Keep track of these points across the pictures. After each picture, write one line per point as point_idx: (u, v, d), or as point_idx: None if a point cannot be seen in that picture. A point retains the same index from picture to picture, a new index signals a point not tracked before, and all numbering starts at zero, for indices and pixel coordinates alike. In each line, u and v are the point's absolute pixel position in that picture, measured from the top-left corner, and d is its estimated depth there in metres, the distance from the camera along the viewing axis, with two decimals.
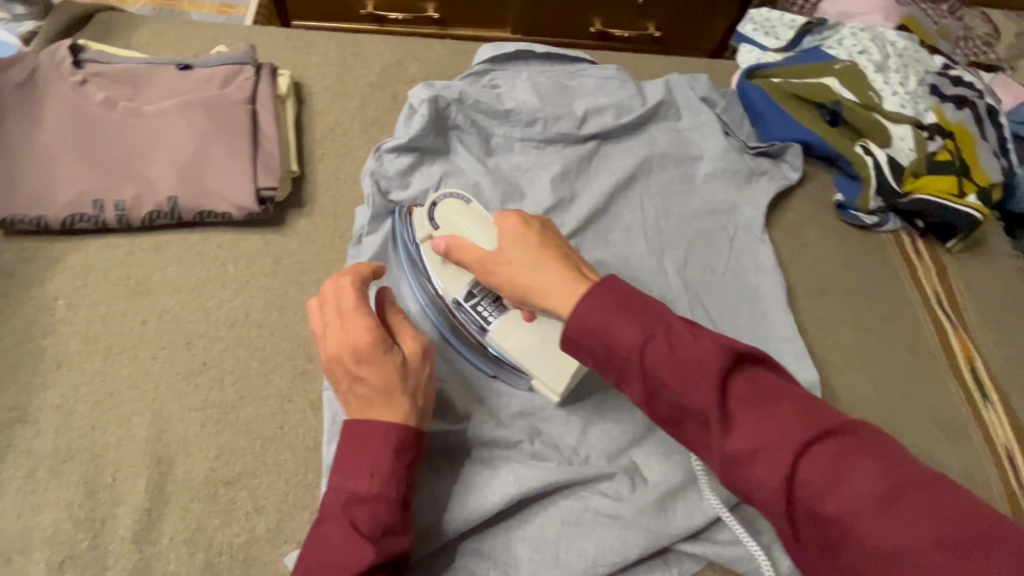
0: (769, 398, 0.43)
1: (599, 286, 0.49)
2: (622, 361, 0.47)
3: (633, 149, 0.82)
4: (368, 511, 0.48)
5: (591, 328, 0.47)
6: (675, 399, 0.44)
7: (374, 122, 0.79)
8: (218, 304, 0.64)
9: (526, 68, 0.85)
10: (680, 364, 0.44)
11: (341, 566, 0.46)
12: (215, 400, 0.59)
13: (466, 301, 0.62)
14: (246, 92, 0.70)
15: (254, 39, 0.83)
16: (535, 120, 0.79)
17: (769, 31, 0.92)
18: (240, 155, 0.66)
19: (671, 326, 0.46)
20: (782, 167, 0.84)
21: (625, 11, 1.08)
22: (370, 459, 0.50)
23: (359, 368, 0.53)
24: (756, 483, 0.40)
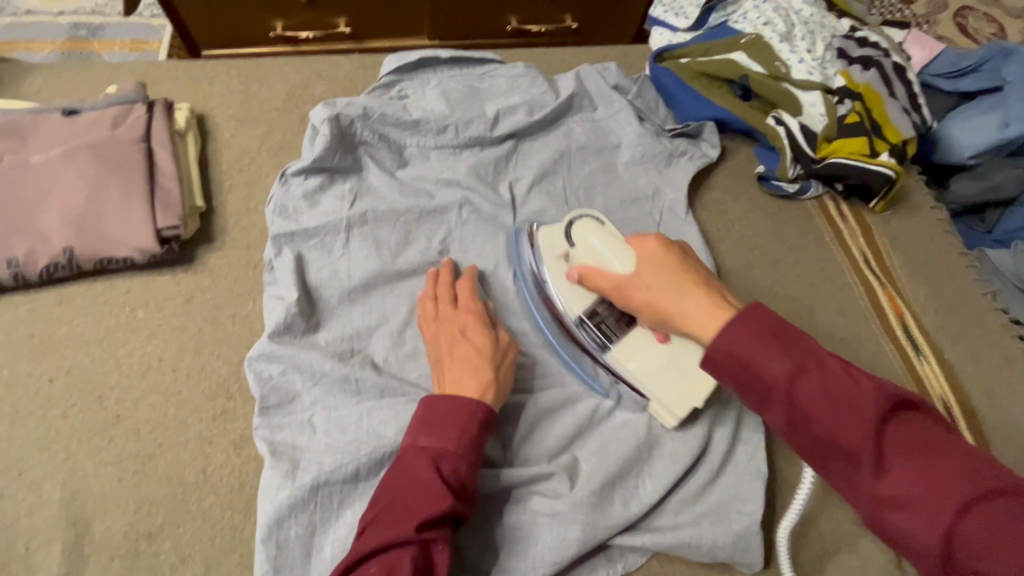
0: (926, 447, 0.41)
1: (745, 316, 0.48)
2: (766, 391, 0.46)
3: (551, 143, 0.81)
4: (451, 467, 0.52)
5: (735, 358, 0.47)
6: (823, 435, 0.44)
7: (282, 146, 0.77)
8: (128, 352, 0.62)
9: (435, 75, 0.84)
10: (832, 401, 0.44)
11: (421, 509, 0.49)
12: (130, 451, 0.57)
13: (589, 319, 0.64)
14: (138, 131, 0.68)
15: (152, 76, 0.81)
16: (446, 126, 0.78)
17: (679, 12, 0.92)
18: (136, 196, 0.64)
19: (822, 362, 0.45)
20: (701, 146, 0.83)
21: (539, 6, 1.07)
22: (460, 423, 0.54)
23: (467, 331, 0.61)
24: (906, 528, 0.40)
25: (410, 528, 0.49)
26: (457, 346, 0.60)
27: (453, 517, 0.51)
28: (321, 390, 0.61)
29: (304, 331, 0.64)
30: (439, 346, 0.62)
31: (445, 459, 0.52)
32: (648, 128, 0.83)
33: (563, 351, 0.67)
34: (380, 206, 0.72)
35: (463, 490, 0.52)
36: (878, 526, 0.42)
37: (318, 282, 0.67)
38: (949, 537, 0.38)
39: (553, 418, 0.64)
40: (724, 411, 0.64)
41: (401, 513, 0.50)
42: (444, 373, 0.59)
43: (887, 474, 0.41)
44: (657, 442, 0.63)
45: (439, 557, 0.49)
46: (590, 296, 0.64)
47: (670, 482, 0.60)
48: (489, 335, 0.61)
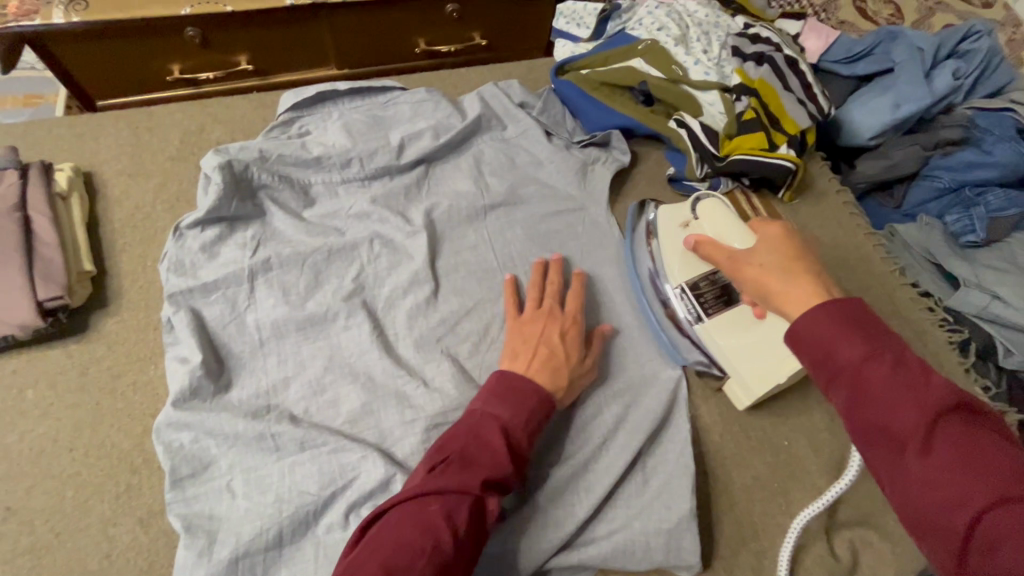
0: (993, 449, 0.36)
1: (835, 302, 0.45)
2: (833, 372, 0.42)
3: (464, 166, 0.81)
4: (515, 439, 0.55)
5: (811, 337, 0.44)
6: (874, 418, 0.40)
7: (180, 197, 0.74)
8: (17, 437, 0.58)
9: (337, 108, 0.82)
10: (896, 386, 0.39)
11: (484, 467, 0.52)
12: (25, 545, 0.54)
13: (690, 289, 0.68)
14: (12, 199, 0.64)
15: (33, 136, 0.77)
16: (350, 160, 0.76)
17: (580, 23, 0.93)
18: (11, 269, 0.60)
19: (905, 353, 0.41)
20: (612, 153, 0.84)
21: (445, 27, 1.07)
22: (532, 402, 0.57)
23: (562, 332, 0.64)
24: (938, 520, 0.36)
25: (475, 482, 0.51)
26: (551, 343, 0.63)
27: (506, 484, 0.53)
28: (237, 452, 0.58)
29: (214, 392, 0.61)
30: (533, 332, 0.64)
31: (512, 430, 0.55)
32: (557, 141, 0.84)
33: (655, 319, 0.70)
34: (287, 251, 0.69)
35: (520, 462, 0.54)
36: (904, 514, 0.38)
37: (224, 338, 0.65)
38: (980, 530, 0.34)
39: None
40: (651, 420, 0.63)
41: (467, 466, 0.52)
42: (523, 354, 0.62)
43: (931, 463, 0.37)
44: (592, 456, 0.62)
45: (488, 517, 0.51)
46: (697, 269, 0.68)
47: (602, 495, 0.59)
48: (576, 341, 0.64)
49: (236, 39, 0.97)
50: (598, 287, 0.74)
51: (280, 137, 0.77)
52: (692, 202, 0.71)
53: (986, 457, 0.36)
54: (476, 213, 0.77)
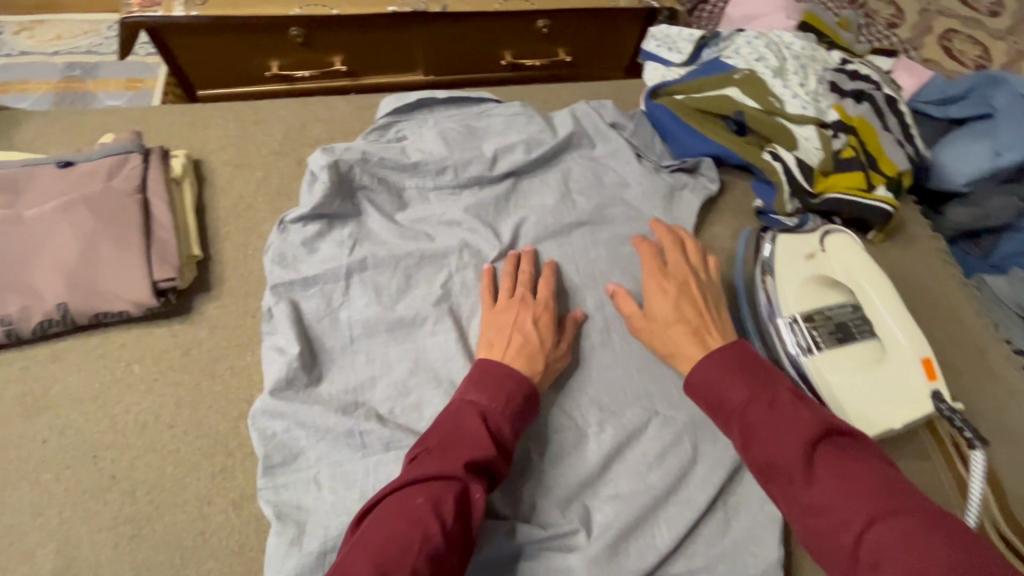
0: (863, 475, 0.47)
1: (719, 350, 0.58)
2: (724, 411, 0.55)
3: (550, 181, 0.81)
4: (496, 423, 0.56)
5: (703, 382, 0.57)
6: (765, 452, 0.50)
7: (280, 191, 0.77)
8: (124, 410, 0.61)
9: (433, 116, 0.84)
10: (775, 422, 0.51)
11: (467, 451, 0.53)
12: (127, 514, 0.56)
13: (803, 321, 0.67)
14: (134, 182, 0.67)
15: (149, 121, 0.81)
16: (445, 168, 0.78)
17: (672, 47, 0.93)
18: (131, 248, 0.63)
19: (777, 391, 0.53)
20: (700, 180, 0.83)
21: (533, 42, 1.08)
22: (510, 386, 0.59)
23: (534, 319, 0.66)
24: (832, 540, 0.46)
25: (457, 467, 0.51)
26: (523, 330, 0.65)
27: (489, 468, 0.54)
28: (326, 446, 0.60)
29: (306, 384, 0.63)
30: (503, 320, 0.66)
31: (491, 415, 0.56)
32: (646, 163, 0.83)
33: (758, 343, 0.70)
34: (381, 252, 0.71)
35: (502, 447, 0.55)
36: (808, 538, 0.47)
37: (318, 331, 0.67)
38: (866, 546, 0.44)
39: (564, 465, 0.62)
40: (733, 456, 0.62)
41: (448, 453, 0.52)
42: (499, 342, 0.64)
43: (815, 489, 0.47)
44: (673, 486, 0.61)
45: (477, 505, 0.51)
46: (809, 301, 0.68)
47: (684, 527, 0.59)
48: (549, 329, 0.66)
49: (335, 41, 1.00)
50: None
51: (377, 140, 0.80)
52: (820, 236, 0.72)
53: (859, 483, 0.46)
54: (562, 229, 0.78)
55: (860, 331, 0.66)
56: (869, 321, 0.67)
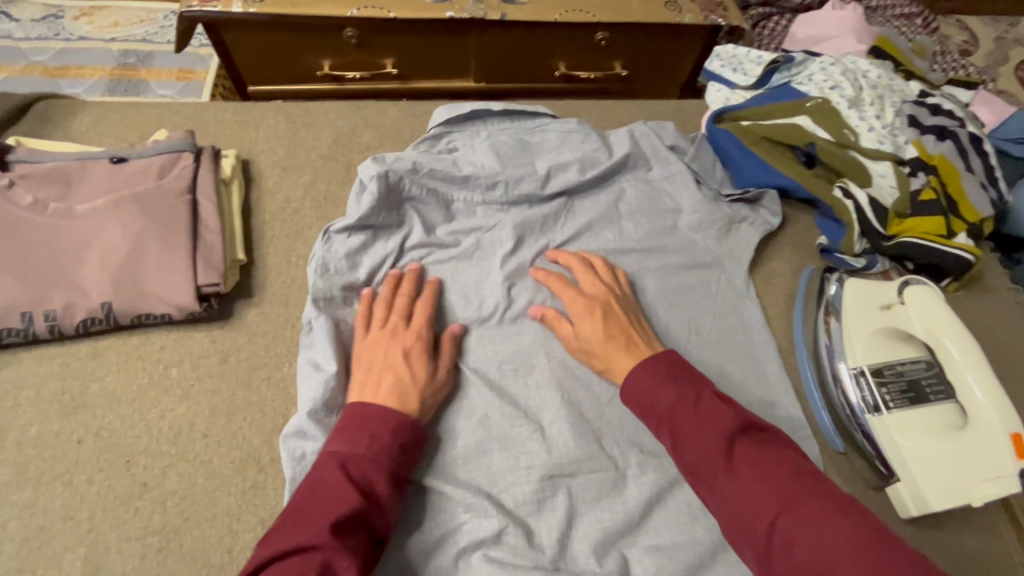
0: (775, 466, 0.50)
1: (650, 358, 0.60)
2: (656, 415, 0.57)
3: (603, 203, 0.78)
4: (359, 470, 0.52)
5: (636, 388, 0.59)
6: (690, 449, 0.53)
7: (326, 197, 0.75)
8: (160, 415, 0.60)
9: (486, 128, 0.82)
10: (700, 421, 0.53)
11: (328, 510, 0.48)
12: (156, 525, 0.55)
13: (870, 375, 0.64)
14: (184, 181, 0.66)
15: (201, 117, 0.80)
16: (496, 183, 0.75)
17: (738, 68, 0.89)
18: (177, 250, 0.62)
19: (701, 394, 0.56)
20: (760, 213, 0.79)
21: (590, 54, 1.05)
22: (374, 427, 0.55)
23: (406, 351, 0.61)
24: (749, 527, 0.48)
25: (317, 531, 0.47)
26: (393, 364, 0.60)
27: (360, 518, 0.49)
28: None
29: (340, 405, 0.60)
30: (372, 356, 0.61)
31: (353, 463, 0.52)
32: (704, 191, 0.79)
33: (818, 392, 0.67)
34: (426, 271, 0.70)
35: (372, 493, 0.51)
36: (730, 530, 0.50)
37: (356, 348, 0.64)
38: (778, 529, 0.46)
39: (604, 508, 0.59)
40: None
41: (306, 520, 0.48)
42: (368, 384, 0.59)
43: (734, 480, 0.50)
44: (719, 543, 0.58)
45: (345, 568, 0.46)
46: (878, 354, 0.64)
47: None
48: (419, 357, 0.61)
49: (389, 43, 0.98)
50: (738, 356, 0.69)
51: (426, 151, 0.78)
52: (898, 284, 0.66)
53: (772, 472, 0.49)
54: (613, 255, 0.74)
55: (932, 393, 0.62)
56: (944, 381, 0.62)
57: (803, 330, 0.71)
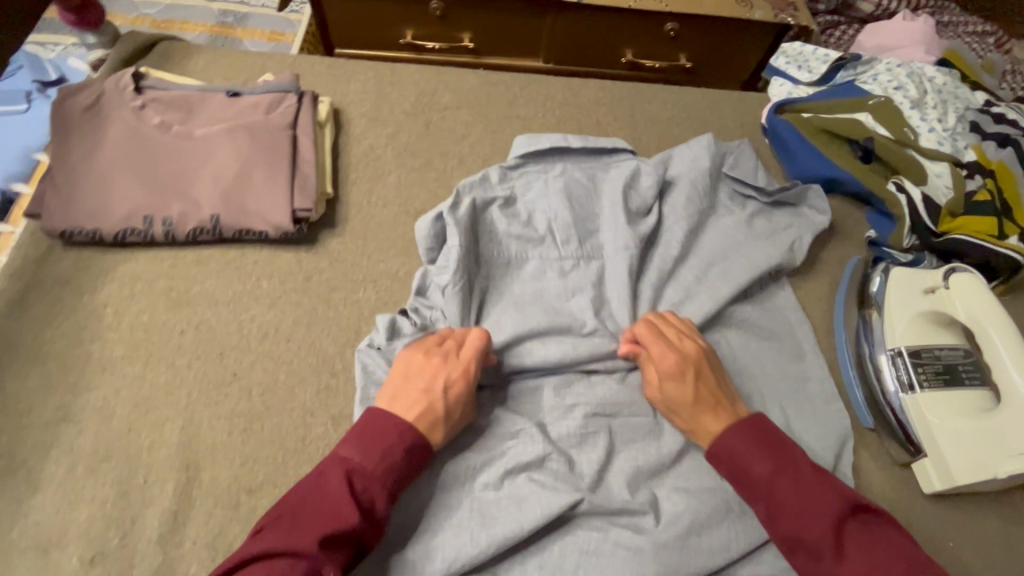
0: (885, 551, 0.51)
1: (739, 420, 0.59)
2: (750, 482, 0.56)
3: (676, 248, 0.73)
4: (364, 483, 0.52)
5: (727, 450, 0.58)
6: (797, 527, 0.53)
7: (406, 148, 0.82)
8: (251, 318, 0.67)
9: (562, 163, 0.80)
10: (805, 499, 0.53)
11: (325, 518, 0.49)
12: (243, 409, 0.62)
13: (909, 356, 0.67)
14: (288, 118, 0.74)
15: (299, 67, 0.88)
16: (578, 223, 0.73)
17: (802, 65, 0.92)
18: (279, 177, 0.70)
19: (800, 466, 0.56)
20: (806, 214, 0.80)
21: (658, 45, 1.09)
22: (388, 442, 0.54)
23: (448, 385, 0.58)
24: None
25: (312, 544, 0.47)
26: (433, 397, 0.57)
27: (352, 536, 0.50)
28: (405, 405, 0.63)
29: None
30: (408, 388, 0.58)
31: (359, 475, 0.52)
32: (747, 206, 0.79)
33: (853, 369, 0.70)
34: (511, 310, 0.68)
35: (373, 511, 0.51)
36: None
37: None
38: None
39: (640, 448, 0.63)
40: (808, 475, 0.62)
41: (303, 529, 0.48)
42: (401, 398, 0.57)
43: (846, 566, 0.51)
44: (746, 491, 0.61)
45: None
46: (917, 338, 0.68)
47: (754, 536, 0.58)
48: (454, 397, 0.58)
49: (469, 18, 1.05)
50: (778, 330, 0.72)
51: (503, 183, 0.77)
52: (943, 270, 0.68)
53: (882, 557, 0.50)
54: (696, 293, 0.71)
55: (968, 379, 0.65)
56: (981, 369, 0.66)
57: (842, 313, 0.74)
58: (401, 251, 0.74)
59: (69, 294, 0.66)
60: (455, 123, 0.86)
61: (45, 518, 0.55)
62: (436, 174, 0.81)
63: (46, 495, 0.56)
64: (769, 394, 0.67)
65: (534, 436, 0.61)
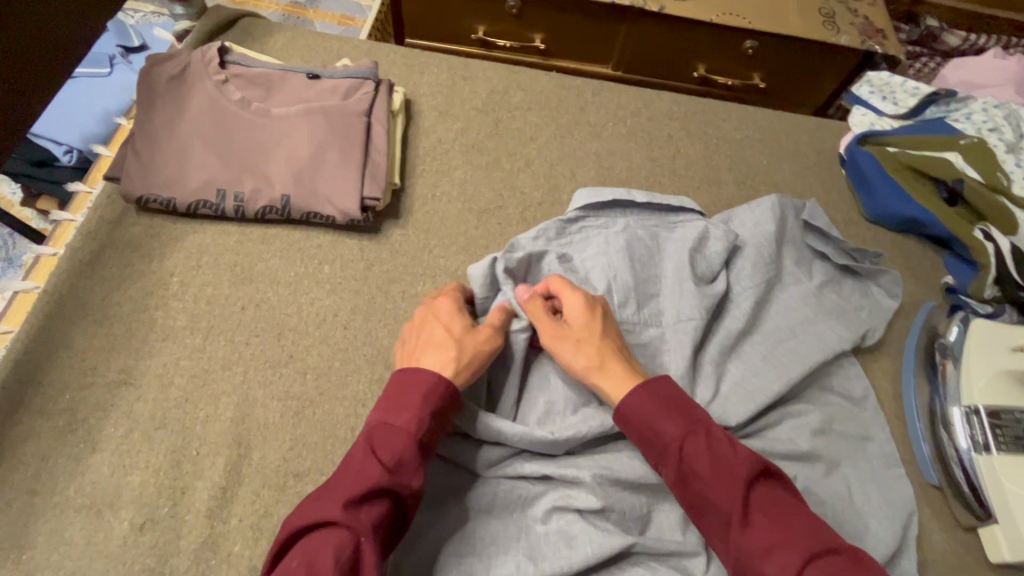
0: (791, 513, 0.48)
1: (652, 380, 0.57)
2: (661, 447, 0.54)
3: (743, 321, 0.69)
4: (384, 439, 0.51)
5: (638, 411, 0.55)
6: (705, 491, 0.50)
7: (474, 145, 0.81)
8: (311, 301, 0.67)
9: (623, 218, 0.76)
10: (716, 461, 0.51)
11: (352, 478, 0.48)
12: (296, 392, 0.62)
13: (989, 416, 0.63)
14: (364, 105, 0.74)
15: (375, 54, 0.88)
16: (640, 283, 0.70)
17: (887, 97, 0.88)
18: (352, 163, 0.70)
19: (713, 429, 0.53)
20: (874, 291, 0.75)
21: (733, 61, 1.06)
22: (396, 386, 0.55)
23: (444, 312, 0.62)
24: None
25: (339, 510, 0.45)
26: (429, 326, 0.61)
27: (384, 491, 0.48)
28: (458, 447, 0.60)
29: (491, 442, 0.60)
30: (423, 333, 0.61)
31: (380, 430, 0.51)
32: (816, 274, 0.75)
33: (922, 422, 0.67)
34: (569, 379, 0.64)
35: (402, 467, 0.49)
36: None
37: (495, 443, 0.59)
38: None
39: None
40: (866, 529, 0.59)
41: (330, 496, 0.47)
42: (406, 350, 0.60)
43: (754, 532, 0.48)
44: None
45: (368, 550, 0.44)
46: (998, 397, 0.64)
47: None
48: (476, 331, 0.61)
49: (543, 19, 1.04)
50: (842, 374, 0.69)
51: (560, 239, 0.74)
52: None
53: (792, 519, 0.48)
54: (761, 367, 0.67)
55: None
56: None
57: (915, 362, 0.71)
58: (462, 249, 0.73)
59: (139, 260, 0.67)
60: (524, 124, 0.84)
61: (101, 479, 0.56)
62: (501, 174, 0.80)
63: (103, 456, 0.57)
64: (832, 438, 0.65)
65: (588, 480, 0.57)
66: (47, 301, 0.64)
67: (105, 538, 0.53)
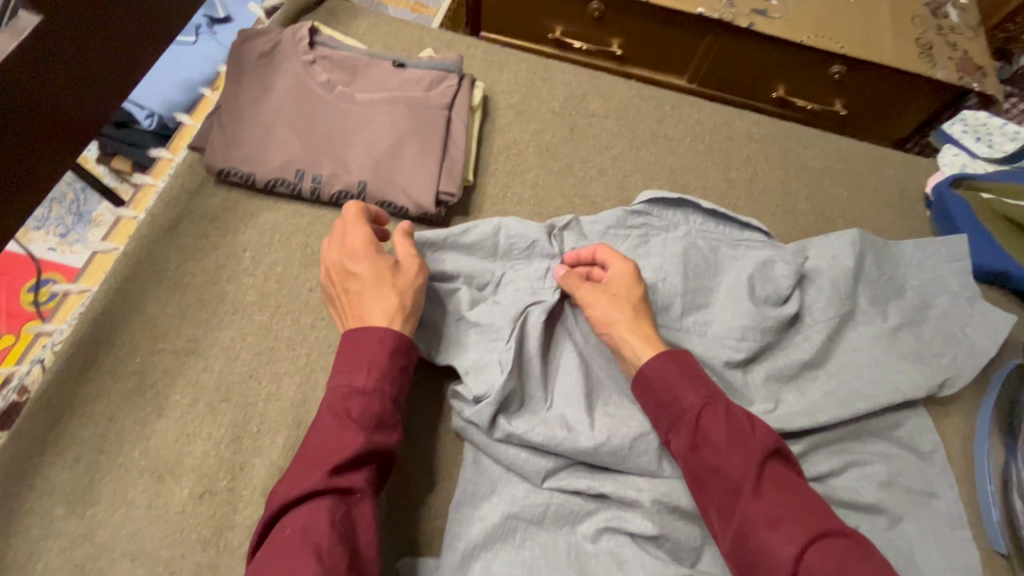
0: (796, 492, 0.49)
1: (676, 353, 0.58)
2: (678, 414, 0.55)
3: (808, 353, 0.67)
4: (357, 404, 0.50)
5: (661, 377, 0.56)
6: (716, 459, 0.51)
7: (547, 148, 0.80)
8: None
9: (686, 225, 0.74)
10: (732, 432, 0.52)
11: (330, 449, 0.47)
12: None
13: None
14: (446, 99, 0.73)
15: (456, 46, 0.87)
16: (695, 293, 0.68)
17: (983, 138, 0.85)
18: (430, 156, 0.70)
19: (732, 404, 0.54)
20: (957, 339, 0.71)
21: (815, 85, 1.03)
22: (348, 349, 0.53)
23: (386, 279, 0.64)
24: (768, 551, 0.47)
25: (329, 480, 0.45)
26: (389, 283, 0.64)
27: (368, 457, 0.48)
28: (508, 453, 0.58)
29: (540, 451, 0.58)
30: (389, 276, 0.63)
31: (351, 396, 0.50)
32: (891, 316, 0.72)
33: (993, 486, 0.64)
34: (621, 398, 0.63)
35: (380, 427, 0.50)
36: (738, 546, 0.48)
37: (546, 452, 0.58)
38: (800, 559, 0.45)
39: None
40: None
41: (314, 467, 0.46)
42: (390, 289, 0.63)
43: (762, 503, 0.48)
44: None
45: (360, 509, 0.46)
46: None
47: None
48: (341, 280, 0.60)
49: (624, 25, 1.02)
50: (911, 424, 0.66)
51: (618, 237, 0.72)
52: None
53: (798, 496, 0.49)
54: (818, 400, 0.64)
55: None
56: None
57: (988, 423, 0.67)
58: None
59: (213, 231, 0.68)
60: (600, 132, 0.83)
61: (164, 445, 0.57)
62: (574, 181, 0.78)
63: (167, 423, 0.58)
64: (898, 492, 0.62)
65: (647, 504, 0.55)
66: (125, 264, 0.65)
67: (165, 504, 0.54)
